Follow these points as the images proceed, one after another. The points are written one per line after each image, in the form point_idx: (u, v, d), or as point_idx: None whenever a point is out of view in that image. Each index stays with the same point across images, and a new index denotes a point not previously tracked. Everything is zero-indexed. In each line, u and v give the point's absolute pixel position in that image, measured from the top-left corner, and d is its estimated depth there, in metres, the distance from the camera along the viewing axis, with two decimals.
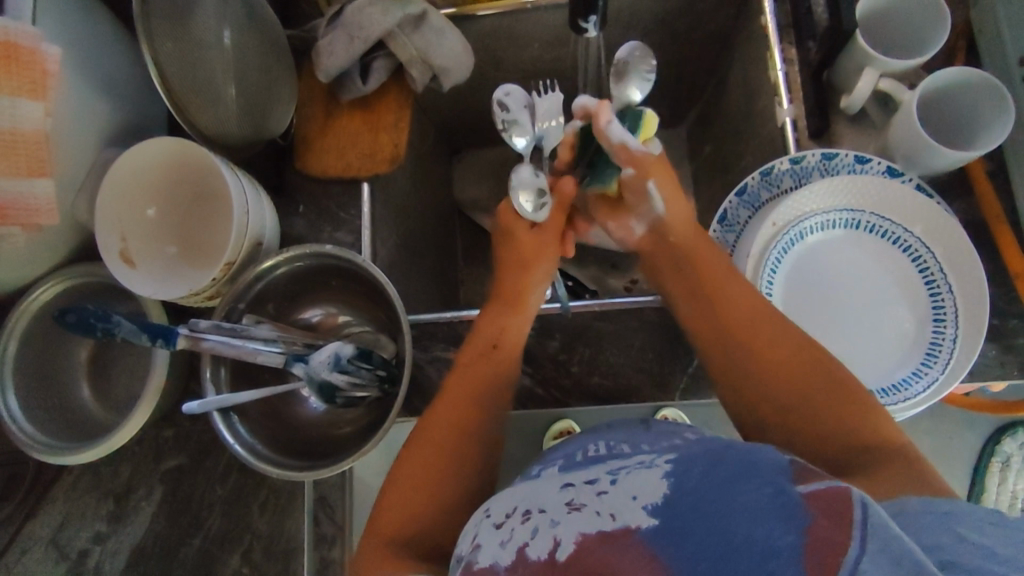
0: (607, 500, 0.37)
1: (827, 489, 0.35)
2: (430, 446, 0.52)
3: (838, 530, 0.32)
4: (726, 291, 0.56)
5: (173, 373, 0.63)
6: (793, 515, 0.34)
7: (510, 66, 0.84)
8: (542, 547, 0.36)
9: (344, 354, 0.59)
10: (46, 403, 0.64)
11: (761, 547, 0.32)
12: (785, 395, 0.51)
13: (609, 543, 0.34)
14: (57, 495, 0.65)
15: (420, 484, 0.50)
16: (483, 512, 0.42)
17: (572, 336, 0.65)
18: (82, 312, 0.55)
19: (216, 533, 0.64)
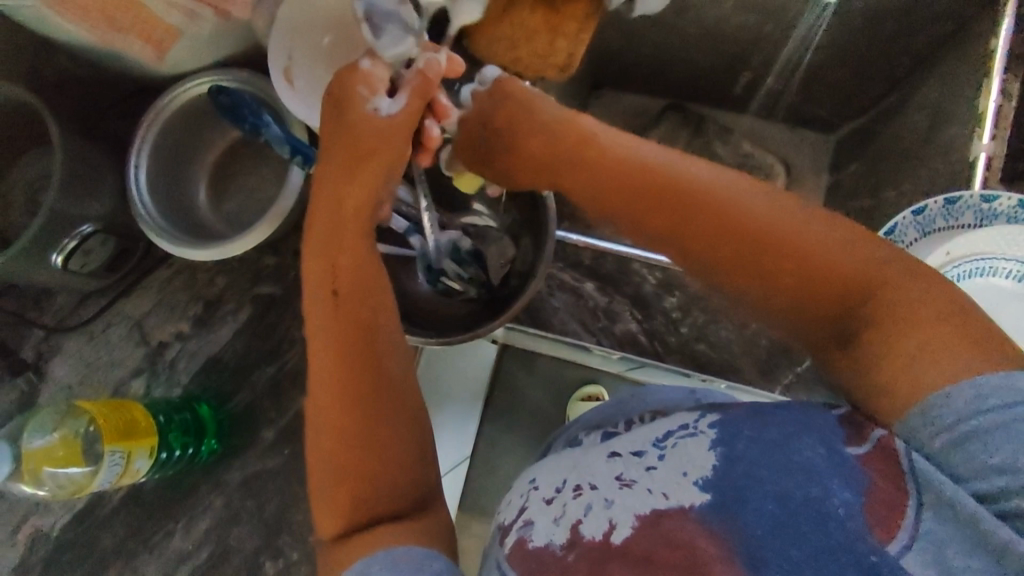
0: (657, 477, 0.34)
1: (877, 446, 0.31)
2: (338, 404, 0.39)
3: (896, 489, 0.29)
4: (735, 221, 0.41)
5: (298, 205, 0.63)
6: (845, 469, 0.30)
7: (693, 19, 0.77)
8: (597, 527, 0.33)
9: (462, 246, 0.59)
10: (168, 192, 0.65)
11: (824, 511, 0.29)
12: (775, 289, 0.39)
13: (664, 524, 0.32)
14: (154, 284, 0.66)
15: (339, 431, 0.39)
16: (528, 483, 0.40)
17: (691, 298, 0.63)
18: (236, 99, 0.58)
19: (291, 368, 0.64)
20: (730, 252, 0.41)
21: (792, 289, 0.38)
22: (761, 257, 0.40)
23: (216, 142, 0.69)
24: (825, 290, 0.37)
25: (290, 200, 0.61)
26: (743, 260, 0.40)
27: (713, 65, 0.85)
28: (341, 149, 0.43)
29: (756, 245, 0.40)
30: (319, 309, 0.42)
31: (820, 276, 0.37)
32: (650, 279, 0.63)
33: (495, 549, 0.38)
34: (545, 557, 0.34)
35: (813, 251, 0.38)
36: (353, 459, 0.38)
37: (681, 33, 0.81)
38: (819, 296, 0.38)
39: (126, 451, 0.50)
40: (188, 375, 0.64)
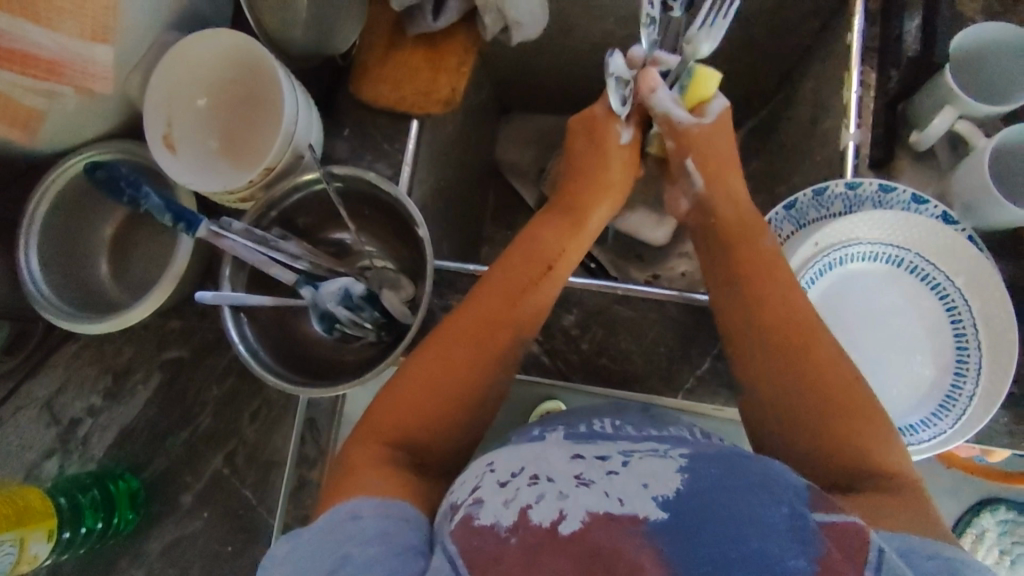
0: (616, 482, 0.36)
1: (839, 523, 0.34)
2: (433, 395, 0.49)
3: (850, 564, 0.32)
4: (814, 337, 0.49)
5: (194, 267, 0.64)
6: (805, 535, 0.33)
7: (580, 35, 0.80)
8: (546, 514, 0.35)
9: (354, 292, 0.59)
10: (64, 271, 0.65)
11: (773, 563, 0.32)
12: (810, 405, 0.46)
13: (611, 525, 0.34)
14: (60, 362, 0.66)
15: (424, 403, 0.49)
16: (486, 465, 0.41)
17: (589, 314, 0.64)
18: (113, 173, 0.58)
19: (205, 430, 0.64)
20: (777, 343, 0.49)
21: (823, 379, 0.47)
22: (787, 334, 0.49)
23: (114, 212, 0.69)
24: (831, 418, 0.45)
25: (184, 262, 0.61)
26: (775, 330, 0.50)
27: (606, 80, 0.88)
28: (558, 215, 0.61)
29: (805, 343, 0.49)
30: (466, 314, 0.53)
31: (835, 391, 0.46)
32: None
33: (441, 528, 0.39)
34: (487, 537, 0.35)
35: (842, 368, 0.47)
36: (422, 413, 0.48)
37: (570, 50, 0.83)
38: (824, 414, 0.46)
39: (21, 535, 0.50)
40: (102, 449, 0.64)
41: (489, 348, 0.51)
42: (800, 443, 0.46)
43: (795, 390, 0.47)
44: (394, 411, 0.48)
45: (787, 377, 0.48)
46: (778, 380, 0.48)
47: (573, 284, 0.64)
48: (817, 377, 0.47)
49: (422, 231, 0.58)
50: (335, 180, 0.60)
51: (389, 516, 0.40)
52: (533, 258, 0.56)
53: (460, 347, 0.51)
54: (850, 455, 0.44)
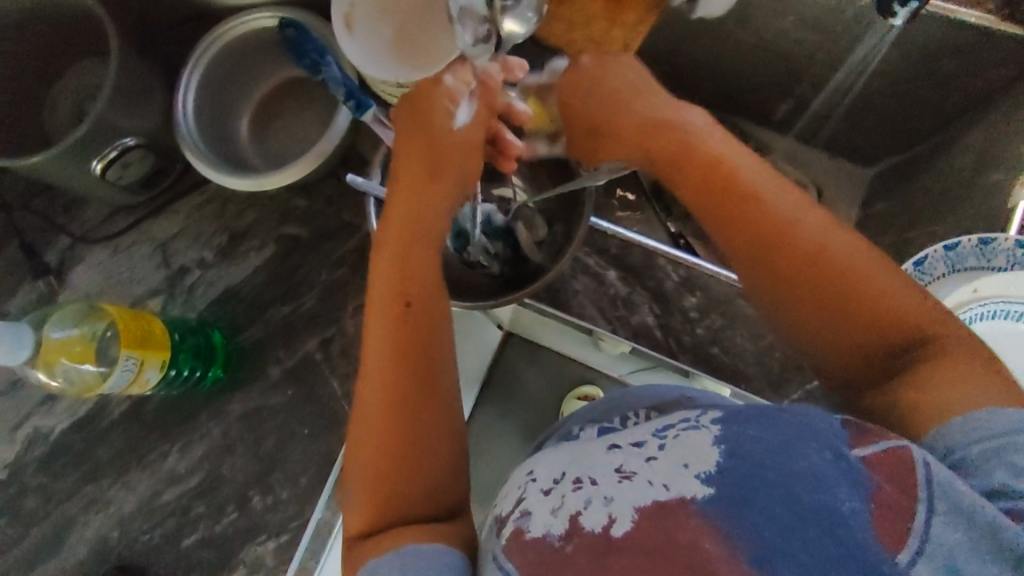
0: (656, 466, 0.31)
1: (887, 450, 0.29)
2: (374, 451, 0.39)
3: (907, 494, 0.27)
4: (791, 233, 0.40)
5: (337, 150, 0.63)
6: (855, 472, 0.28)
7: (755, 27, 0.78)
8: (598, 519, 0.30)
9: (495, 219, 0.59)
10: (212, 117, 0.65)
11: (834, 515, 0.27)
12: (822, 323, 0.38)
13: (667, 517, 0.28)
14: (183, 209, 0.67)
15: (382, 432, 0.39)
16: (527, 473, 0.37)
17: (712, 301, 0.63)
18: (302, 35, 0.57)
19: (305, 311, 0.65)
20: (749, 247, 0.42)
21: (802, 291, 0.39)
22: (757, 243, 0.41)
23: (266, 78, 0.69)
24: (830, 315, 0.38)
25: (333, 143, 0.61)
26: (751, 247, 0.42)
27: (764, 78, 0.85)
28: (412, 172, 0.50)
29: (765, 232, 0.41)
30: (383, 321, 0.42)
31: (805, 275, 0.39)
32: (673, 276, 0.63)
33: (489, 545, 0.35)
34: (540, 552, 0.31)
35: (840, 258, 0.39)
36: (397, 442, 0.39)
37: (737, 41, 0.81)
38: (828, 305, 0.38)
39: (140, 358, 0.50)
40: (203, 303, 0.65)
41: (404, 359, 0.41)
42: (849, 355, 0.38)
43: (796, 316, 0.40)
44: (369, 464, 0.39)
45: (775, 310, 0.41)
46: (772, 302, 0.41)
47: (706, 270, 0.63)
48: (805, 291, 0.39)
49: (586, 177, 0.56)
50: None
51: (440, 562, 0.35)
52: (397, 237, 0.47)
53: (377, 365, 0.41)
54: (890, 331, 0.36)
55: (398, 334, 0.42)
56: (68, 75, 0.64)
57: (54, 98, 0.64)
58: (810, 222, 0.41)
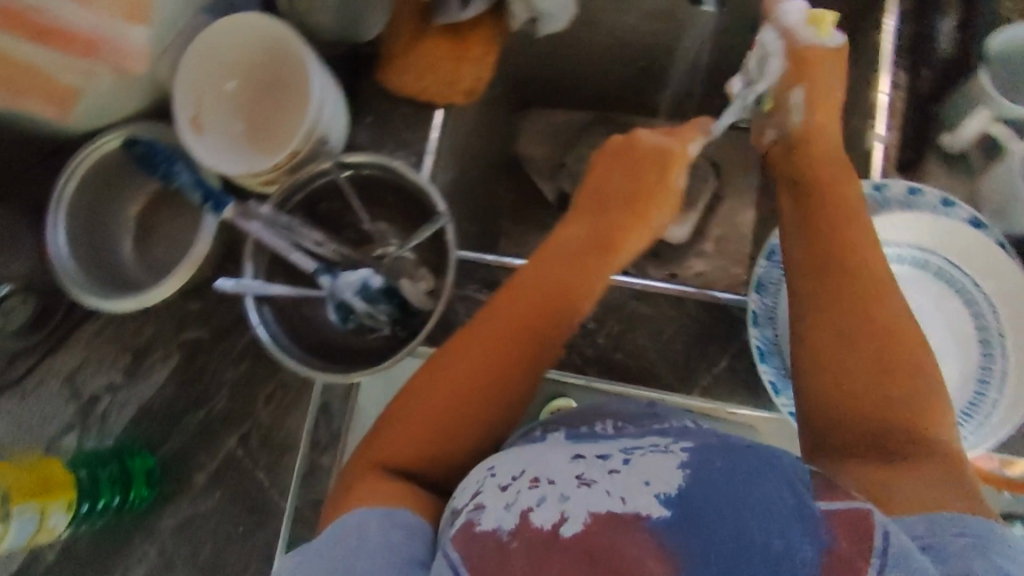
0: (618, 479, 0.36)
1: (848, 509, 0.35)
2: (416, 422, 0.47)
3: (860, 554, 0.32)
4: (880, 298, 0.47)
5: (214, 248, 0.64)
6: (811, 524, 0.34)
7: (606, 29, 0.80)
8: (548, 517, 0.35)
9: (372, 283, 0.59)
10: (91, 247, 0.66)
11: (780, 555, 0.32)
12: (858, 384, 0.44)
13: (619, 526, 0.34)
14: (82, 340, 0.67)
15: (448, 412, 0.47)
16: (487, 468, 0.40)
17: (607, 309, 0.64)
18: (153, 146, 0.59)
19: (220, 410, 0.65)
20: (825, 286, 0.48)
21: (888, 367, 0.44)
22: (859, 277, 0.48)
23: (137, 194, 0.70)
24: (896, 399, 0.43)
25: (205, 245, 0.61)
26: (843, 281, 0.48)
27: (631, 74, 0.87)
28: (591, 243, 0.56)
29: (874, 300, 0.47)
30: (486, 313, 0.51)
31: (879, 347, 0.45)
32: None
33: (442, 532, 0.39)
34: (489, 543, 0.35)
35: (908, 333, 0.46)
36: (451, 415, 0.47)
37: (595, 45, 0.83)
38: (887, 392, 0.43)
39: (40, 509, 0.54)
40: (120, 426, 0.65)
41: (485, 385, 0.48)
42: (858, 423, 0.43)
43: (847, 369, 0.45)
44: (414, 433, 0.47)
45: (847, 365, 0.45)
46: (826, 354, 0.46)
47: None
48: (879, 365, 0.44)
49: (447, 226, 0.58)
50: (347, 169, 0.59)
51: (395, 528, 0.40)
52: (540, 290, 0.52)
53: (460, 365, 0.48)
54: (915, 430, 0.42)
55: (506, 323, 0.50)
56: None
57: None
58: (893, 300, 0.47)
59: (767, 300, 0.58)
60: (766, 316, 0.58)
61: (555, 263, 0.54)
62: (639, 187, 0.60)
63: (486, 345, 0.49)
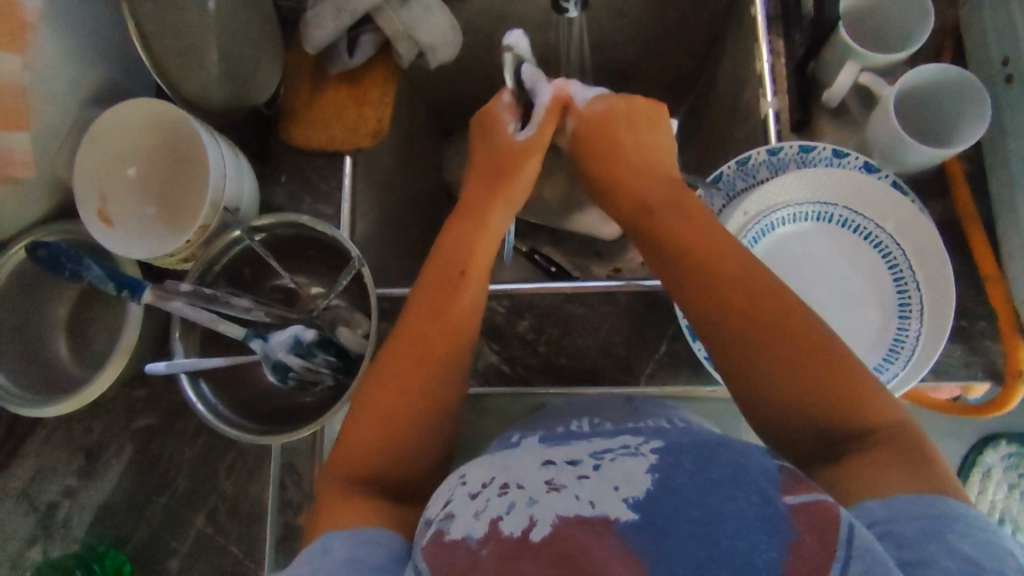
0: (587, 485, 0.38)
1: (814, 503, 0.36)
2: (375, 421, 0.49)
3: (823, 550, 0.33)
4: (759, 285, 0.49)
5: (146, 334, 0.64)
6: (777, 524, 0.34)
7: (500, 46, 0.82)
8: (516, 524, 0.36)
9: (304, 337, 0.59)
10: (23, 357, 0.65)
11: (745, 559, 0.33)
12: (778, 377, 0.45)
13: (586, 528, 0.35)
14: (31, 450, 0.66)
15: (387, 419, 0.49)
16: (457, 478, 0.43)
17: (543, 317, 0.65)
18: (56, 250, 0.58)
19: (183, 493, 0.65)
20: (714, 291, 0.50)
21: (797, 357, 0.45)
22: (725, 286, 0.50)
23: (64, 295, 0.70)
24: (806, 386, 0.44)
25: (134, 332, 0.61)
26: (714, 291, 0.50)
27: None
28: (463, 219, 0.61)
29: (760, 298, 0.48)
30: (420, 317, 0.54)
31: (777, 342, 0.46)
32: (500, 309, 0.65)
33: (416, 545, 0.40)
34: (457, 551, 0.36)
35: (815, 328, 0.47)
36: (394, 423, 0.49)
37: (494, 63, 0.85)
38: (799, 385, 0.44)
39: None
40: (84, 528, 0.64)
41: (418, 379, 0.51)
42: (794, 418, 0.44)
43: (770, 361, 0.46)
44: (365, 435, 0.49)
45: (771, 359, 0.46)
46: (750, 355, 0.47)
47: (522, 290, 0.65)
48: (794, 353, 0.45)
49: (363, 267, 0.59)
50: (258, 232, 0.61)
51: (359, 544, 0.41)
52: (455, 264, 0.57)
53: (403, 368, 0.51)
54: (835, 413, 0.43)
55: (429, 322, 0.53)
56: None
57: None
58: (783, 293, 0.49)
59: None
60: None
61: (437, 271, 0.57)
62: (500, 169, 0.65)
63: (416, 359, 0.52)
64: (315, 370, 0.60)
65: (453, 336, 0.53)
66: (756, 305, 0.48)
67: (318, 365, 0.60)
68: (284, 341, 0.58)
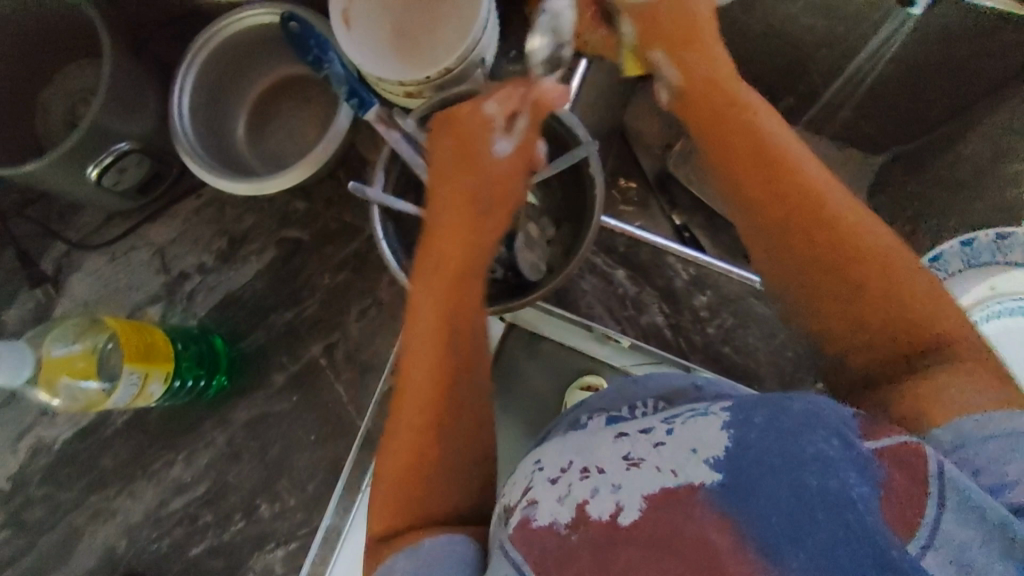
0: (665, 452, 0.31)
1: (895, 446, 0.29)
2: (404, 460, 0.41)
3: (916, 486, 0.27)
4: (805, 183, 0.41)
5: (336, 151, 0.62)
6: (861, 461, 0.28)
7: None
8: (603, 508, 0.30)
9: None
10: (209, 121, 0.63)
11: (842, 501, 0.27)
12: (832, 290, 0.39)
13: (673, 504, 0.29)
14: (181, 214, 0.65)
15: (416, 451, 0.41)
16: (533, 463, 0.36)
17: (722, 300, 0.61)
18: (306, 27, 0.54)
19: (308, 316, 0.64)
20: (778, 223, 0.41)
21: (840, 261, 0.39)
22: (818, 216, 0.40)
23: (259, 79, 0.67)
24: (881, 301, 0.37)
25: (331, 146, 0.59)
26: (804, 235, 0.40)
27: None
28: (459, 215, 0.46)
29: (810, 219, 0.40)
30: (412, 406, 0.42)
31: (828, 242, 0.39)
32: (682, 275, 0.62)
33: (498, 533, 0.35)
34: (550, 541, 0.30)
35: (838, 206, 0.40)
36: (438, 441, 0.41)
37: None
38: (852, 270, 0.38)
39: (145, 373, 0.51)
40: (205, 308, 0.64)
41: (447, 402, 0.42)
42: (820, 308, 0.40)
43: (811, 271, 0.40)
44: (396, 463, 0.41)
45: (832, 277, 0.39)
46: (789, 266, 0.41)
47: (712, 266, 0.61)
48: (813, 251, 0.40)
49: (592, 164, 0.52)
50: None
51: (421, 569, 0.36)
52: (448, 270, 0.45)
53: (416, 399, 0.42)
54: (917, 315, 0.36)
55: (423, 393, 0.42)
56: (56, 81, 0.61)
57: (48, 100, 0.60)
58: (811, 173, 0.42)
59: None
60: None
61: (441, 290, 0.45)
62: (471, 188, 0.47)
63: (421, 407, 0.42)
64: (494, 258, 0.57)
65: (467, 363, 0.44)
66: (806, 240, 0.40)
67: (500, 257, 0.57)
68: None
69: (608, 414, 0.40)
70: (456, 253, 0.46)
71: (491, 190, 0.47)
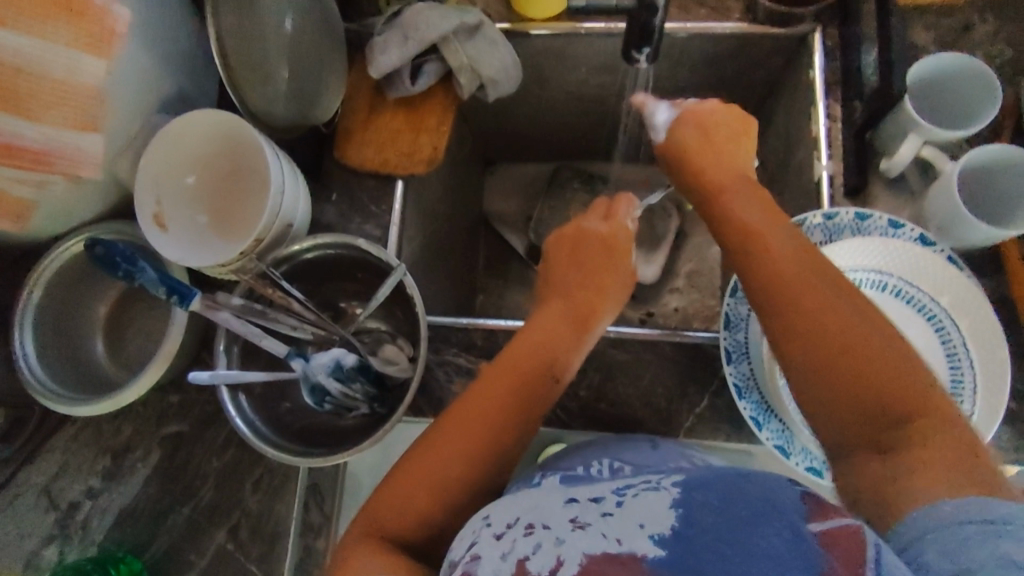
0: (612, 522, 0.35)
1: (840, 528, 0.32)
2: (407, 494, 0.48)
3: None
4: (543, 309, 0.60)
5: (186, 342, 0.64)
6: (809, 553, 0.31)
7: (555, 87, 0.83)
8: (544, 564, 0.33)
9: (345, 362, 0.58)
10: (61, 354, 0.65)
11: None
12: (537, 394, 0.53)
13: (614, 568, 0.32)
14: (58, 446, 0.65)
15: (427, 486, 0.48)
16: (482, 519, 0.39)
17: (583, 361, 0.64)
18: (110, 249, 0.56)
19: (206, 504, 0.64)
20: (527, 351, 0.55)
21: (531, 360, 0.55)
22: (548, 350, 0.56)
23: (105, 295, 0.69)
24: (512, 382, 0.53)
25: (177, 338, 0.61)
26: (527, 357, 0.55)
27: (589, 123, 0.91)
28: (526, 348, 0.56)
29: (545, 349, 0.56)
30: (436, 451, 0.50)
31: (863, 363, 0.44)
32: None
33: None
34: None
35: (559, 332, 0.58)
36: (443, 475, 0.49)
37: (547, 101, 0.86)
38: (516, 375, 0.53)
39: None
40: (103, 531, 0.63)
41: (484, 448, 0.50)
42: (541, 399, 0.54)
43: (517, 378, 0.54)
44: (405, 493, 0.48)
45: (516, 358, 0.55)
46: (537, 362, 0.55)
47: None
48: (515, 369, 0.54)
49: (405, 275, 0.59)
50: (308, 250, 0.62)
51: None
52: (512, 367, 0.54)
53: (450, 445, 0.50)
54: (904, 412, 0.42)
55: (477, 420, 0.51)
56: None
57: None
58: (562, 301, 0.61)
59: (737, 336, 0.60)
60: (739, 351, 0.60)
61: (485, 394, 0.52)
62: (554, 334, 0.58)
63: (460, 432, 0.50)
64: (349, 395, 0.58)
65: (518, 401, 0.52)
66: (813, 320, 0.46)
67: (357, 394, 0.59)
68: (321, 362, 0.57)
69: (561, 475, 0.44)
70: (535, 348, 0.56)
71: (553, 319, 0.59)
